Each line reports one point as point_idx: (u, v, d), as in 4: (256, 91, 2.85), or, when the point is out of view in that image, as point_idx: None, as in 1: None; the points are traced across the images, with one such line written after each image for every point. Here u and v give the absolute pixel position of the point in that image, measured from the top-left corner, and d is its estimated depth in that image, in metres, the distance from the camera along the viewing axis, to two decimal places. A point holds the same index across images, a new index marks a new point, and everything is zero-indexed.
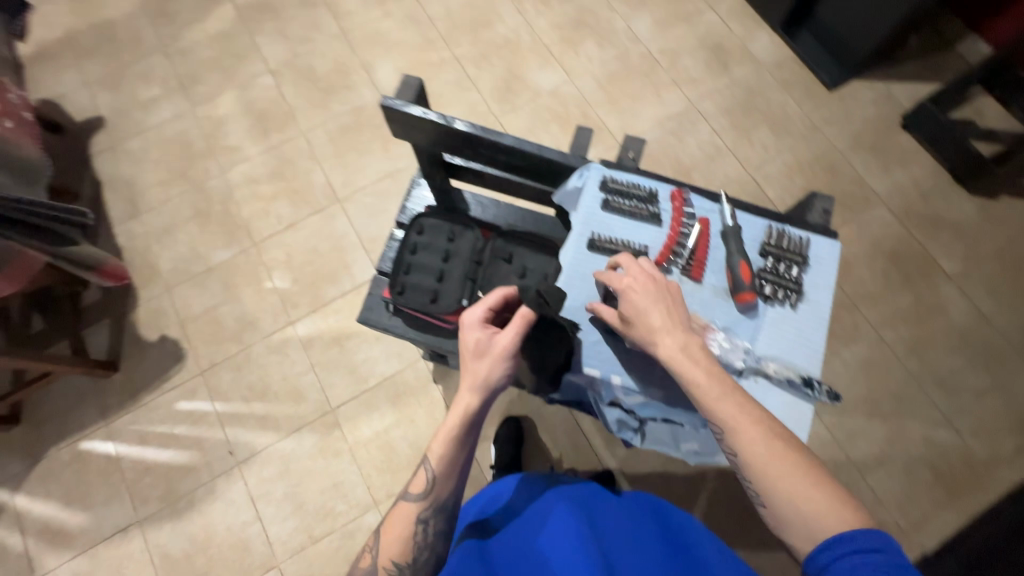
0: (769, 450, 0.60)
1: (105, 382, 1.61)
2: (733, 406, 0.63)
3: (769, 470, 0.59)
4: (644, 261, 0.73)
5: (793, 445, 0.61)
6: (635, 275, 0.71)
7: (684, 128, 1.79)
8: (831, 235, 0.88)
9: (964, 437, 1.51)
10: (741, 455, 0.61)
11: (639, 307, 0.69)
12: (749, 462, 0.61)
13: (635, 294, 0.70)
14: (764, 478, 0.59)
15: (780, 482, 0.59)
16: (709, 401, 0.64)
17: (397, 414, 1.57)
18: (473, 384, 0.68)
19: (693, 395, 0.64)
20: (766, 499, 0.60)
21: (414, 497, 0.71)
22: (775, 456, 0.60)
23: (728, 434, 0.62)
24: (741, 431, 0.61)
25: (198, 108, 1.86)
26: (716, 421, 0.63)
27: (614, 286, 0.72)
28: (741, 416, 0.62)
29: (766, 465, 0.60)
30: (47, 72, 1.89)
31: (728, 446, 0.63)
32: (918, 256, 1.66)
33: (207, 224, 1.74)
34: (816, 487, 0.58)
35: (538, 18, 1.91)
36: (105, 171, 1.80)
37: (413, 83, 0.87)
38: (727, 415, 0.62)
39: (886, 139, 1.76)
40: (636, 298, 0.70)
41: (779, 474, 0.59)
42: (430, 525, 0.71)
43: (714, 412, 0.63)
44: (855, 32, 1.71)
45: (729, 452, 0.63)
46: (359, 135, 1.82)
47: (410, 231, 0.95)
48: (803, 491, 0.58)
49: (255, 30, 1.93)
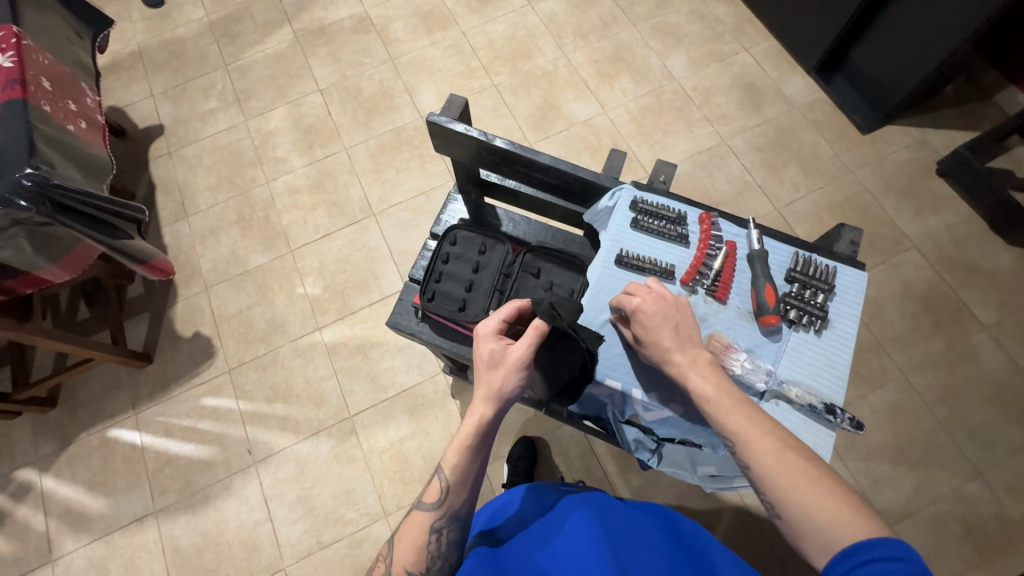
0: (779, 460, 0.60)
1: (139, 373, 1.67)
2: (742, 416, 0.63)
3: (780, 479, 0.59)
4: (654, 282, 0.75)
5: (806, 456, 0.61)
6: (645, 296, 0.72)
7: (714, 163, 1.81)
8: (859, 266, 0.87)
9: (998, 494, 1.44)
10: (753, 466, 0.61)
11: (648, 329, 0.71)
12: (760, 472, 0.61)
13: (644, 315, 0.72)
14: (776, 487, 0.59)
15: (792, 490, 0.58)
16: (719, 411, 0.65)
17: (413, 425, 1.58)
18: (487, 394, 0.68)
19: (704, 409, 0.66)
20: (780, 510, 0.59)
21: (428, 506, 0.71)
22: (786, 465, 0.59)
23: (739, 445, 0.63)
24: (752, 441, 0.62)
25: (250, 121, 1.98)
26: (726, 431, 0.64)
27: (625, 307, 0.73)
28: (750, 427, 0.62)
29: (777, 474, 0.59)
30: (119, 82, 2.05)
31: (741, 458, 0.63)
32: (951, 302, 1.62)
33: (248, 229, 1.83)
34: (828, 498, 0.57)
35: (576, 52, 1.99)
36: (161, 174, 1.92)
37: (457, 102, 0.92)
38: (737, 426, 0.63)
39: (919, 184, 1.75)
40: (645, 320, 0.72)
41: (791, 482, 0.58)
42: (444, 535, 0.71)
43: (724, 422, 0.64)
44: (890, 78, 1.73)
45: (742, 464, 0.63)
46: (398, 153, 1.90)
47: (444, 242, 1.00)
48: (816, 500, 0.57)
49: (309, 53, 2.07)
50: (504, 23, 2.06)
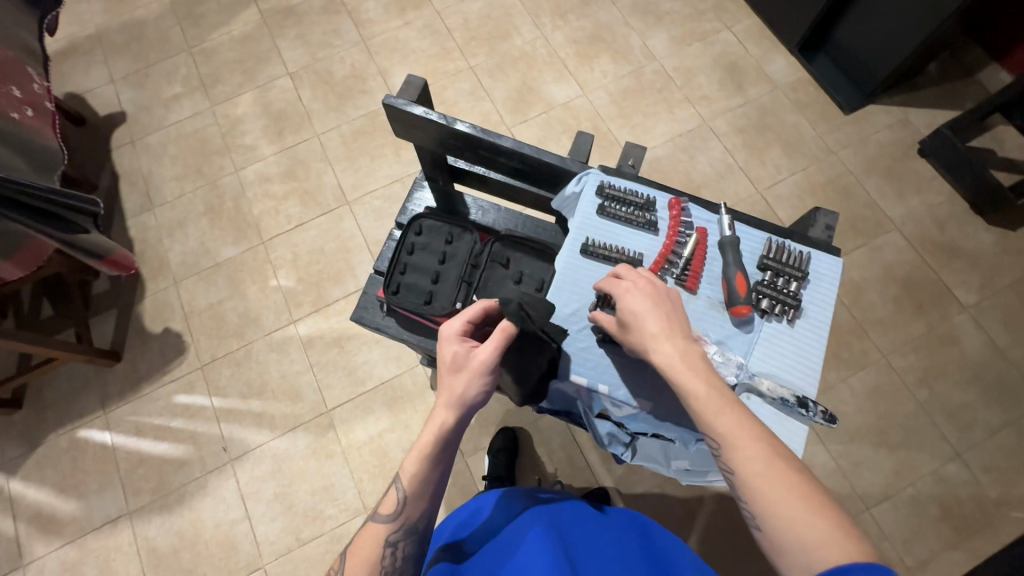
0: (766, 467, 0.57)
1: (107, 371, 1.62)
2: (732, 419, 0.60)
3: (764, 488, 0.56)
4: (644, 270, 0.73)
5: (796, 468, 0.58)
6: (635, 278, 0.71)
7: (696, 145, 1.78)
8: (833, 252, 0.85)
9: (975, 473, 1.45)
10: (737, 469, 0.59)
11: (635, 315, 0.68)
12: (744, 476, 0.58)
13: (628, 301, 0.70)
14: (757, 495, 0.57)
15: (776, 500, 0.55)
16: (707, 412, 0.62)
17: (392, 418, 1.55)
18: (449, 400, 0.65)
19: (691, 407, 0.62)
20: (757, 517, 0.57)
21: (383, 518, 0.67)
22: (772, 475, 0.57)
23: (725, 447, 0.60)
24: (739, 445, 0.59)
25: (217, 107, 1.90)
26: (712, 431, 0.61)
27: (613, 290, 0.71)
28: (740, 429, 0.60)
29: (761, 482, 0.57)
30: (77, 67, 1.95)
31: (725, 460, 0.60)
32: (932, 284, 1.61)
33: (218, 221, 1.77)
34: (816, 514, 0.54)
35: (555, 32, 1.93)
36: (124, 164, 1.84)
37: (416, 82, 0.87)
38: (724, 427, 0.60)
39: (901, 164, 1.74)
40: (631, 305, 0.69)
41: (775, 492, 0.56)
42: (399, 549, 0.67)
43: (710, 423, 0.61)
44: (873, 56, 1.70)
45: (725, 468, 0.60)
46: (372, 139, 1.84)
47: (408, 231, 0.96)
48: (800, 514, 0.54)
49: (277, 34, 1.98)
50: (480, 1, 1.98)
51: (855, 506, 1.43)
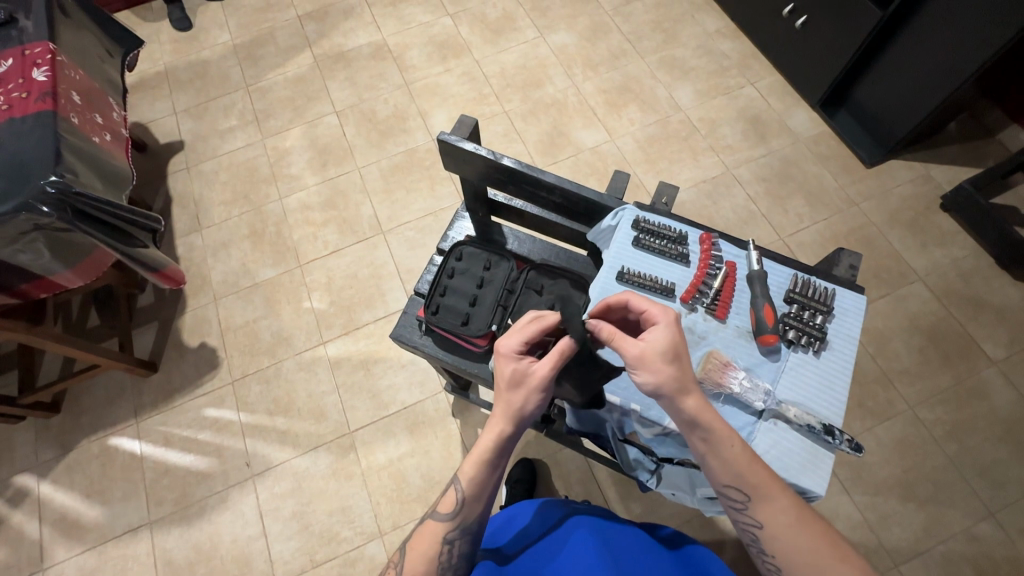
0: (793, 520, 0.66)
1: (143, 382, 1.68)
2: (762, 473, 0.67)
3: (793, 541, 0.65)
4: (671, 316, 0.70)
5: (816, 520, 0.67)
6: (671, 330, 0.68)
7: (719, 192, 1.84)
8: (857, 289, 0.88)
9: (1010, 535, 1.40)
10: (767, 524, 0.66)
11: (671, 349, 0.67)
12: (774, 530, 0.66)
13: (668, 331, 0.67)
14: (788, 548, 0.65)
15: (807, 552, 0.64)
16: (739, 466, 0.67)
17: (412, 443, 1.57)
18: (507, 412, 0.71)
19: (722, 459, 0.67)
20: (785, 566, 0.66)
21: (441, 516, 0.73)
22: (798, 526, 0.66)
23: (756, 501, 0.66)
24: (768, 498, 0.66)
25: (268, 140, 2.04)
26: (743, 485, 0.66)
27: (652, 340, 0.67)
28: (769, 483, 0.67)
29: (793, 535, 0.65)
30: (144, 100, 2.13)
31: (754, 513, 0.67)
32: (958, 337, 1.61)
33: (260, 244, 1.87)
34: (843, 561, 0.63)
35: (586, 82, 2.05)
36: (178, 188, 1.97)
37: (467, 122, 0.95)
38: (759, 482, 0.67)
39: (924, 218, 1.77)
40: (669, 336, 0.67)
41: (802, 544, 0.65)
42: (455, 546, 0.73)
43: (743, 478, 0.67)
44: (893, 115, 1.76)
45: (752, 521, 0.67)
46: (409, 173, 1.95)
47: (450, 257, 1.02)
48: (831, 565, 0.63)
49: (328, 76, 2.14)
50: (516, 53, 2.13)
51: (883, 561, 1.38)
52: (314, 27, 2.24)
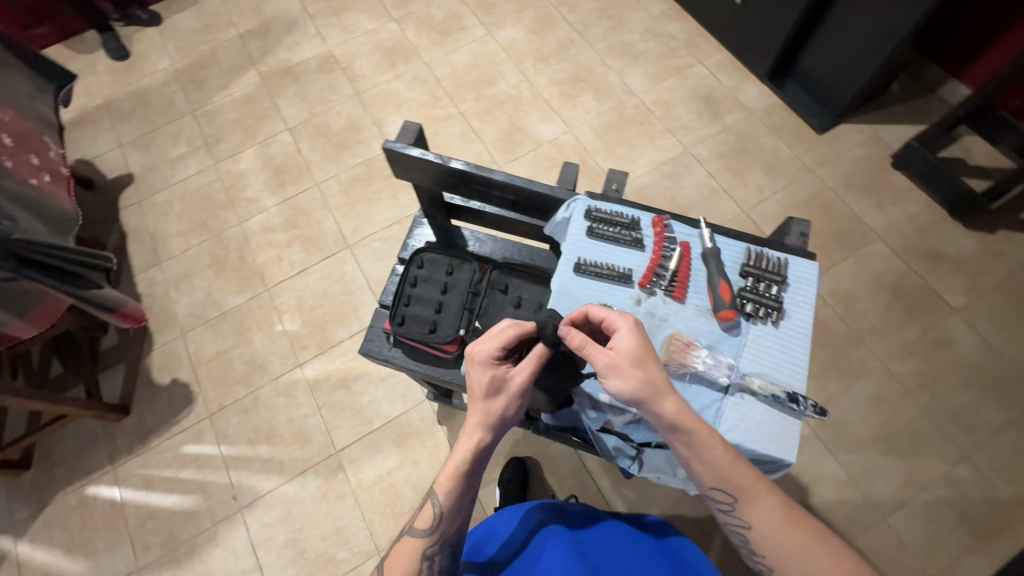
0: (780, 519, 0.67)
1: (116, 426, 1.63)
2: (746, 472, 0.68)
3: (783, 541, 0.66)
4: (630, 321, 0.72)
5: (805, 517, 0.67)
6: (634, 335, 0.70)
7: (679, 172, 1.86)
8: (809, 256, 0.90)
9: (986, 475, 1.45)
10: (755, 524, 0.67)
11: (638, 352, 0.70)
12: (763, 530, 0.67)
13: (634, 335, 0.70)
14: (778, 549, 0.66)
15: (797, 551, 0.65)
16: (723, 467, 0.68)
17: (401, 455, 1.56)
18: (485, 421, 0.70)
19: (706, 462, 0.67)
20: (777, 567, 0.66)
21: (419, 532, 0.72)
22: (786, 525, 0.66)
23: (742, 501, 0.67)
24: (754, 498, 0.67)
25: (221, 164, 1.99)
26: (728, 487, 0.67)
27: (621, 349, 0.70)
28: (753, 482, 0.67)
29: (781, 535, 0.66)
30: (86, 135, 2.05)
31: (742, 514, 0.67)
32: (920, 290, 1.66)
33: (223, 271, 1.82)
34: (834, 558, 0.63)
35: (538, 76, 2.05)
36: (132, 223, 1.91)
37: (412, 127, 0.94)
38: (743, 483, 0.67)
39: (877, 178, 1.81)
40: (634, 340, 0.70)
41: (791, 543, 0.65)
42: (435, 561, 0.73)
43: (728, 480, 0.67)
44: (837, 80, 1.81)
45: (741, 522, 0.68)
46: (369, 185, 1.92)
47: (411, 265, 1.01)
48: (822, 562, 0.63)
49: (277, 93, 2.10)
50: (465, 52, 2.12)
51: (869, 516, 1.42)
52: (257, 45, 2.19)
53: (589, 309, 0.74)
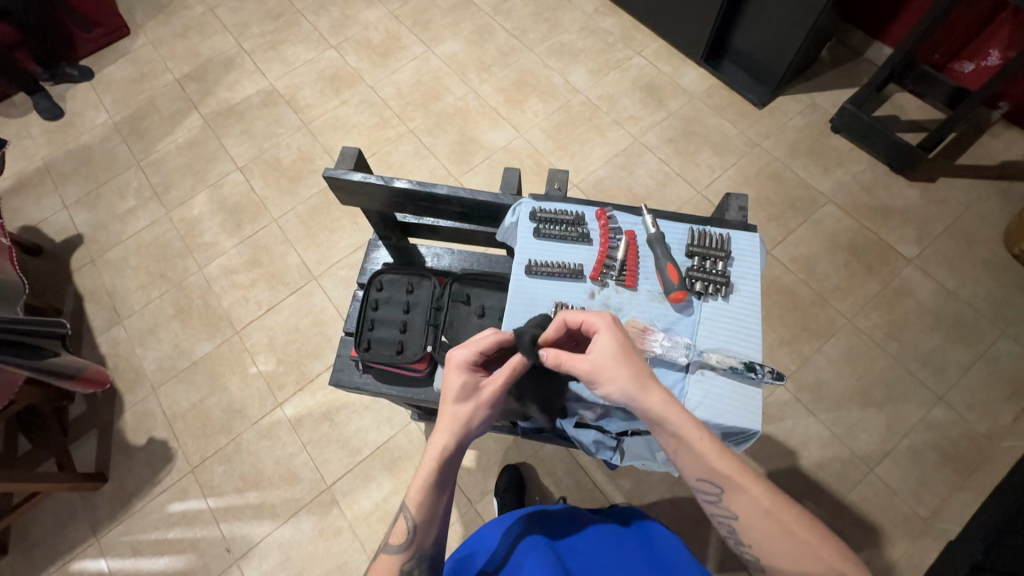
0: (768, 509, 0.67)
1: (94, 495, 1.57)
2: (733, 464, 0.68)
3: (769, 532, 0.66)
4: (608, 321, 0.72)
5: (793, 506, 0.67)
6: (613, 336, 0.71)
7: (633, 161, 1.89)
8: (750, 229, 0.92)
9: (961, 412, 1.50)
10: (742, 514, 0.67)
11: (619, 352, 0.70)
12: (750, 520, 0.67)
13: (610, 333, 0.71)
14: (764, 538, 0.66)
15: (784, 540, 0.65)
16: (709, 460, 0.68)
17: (395, 480, 1.54)
18: (452, 428, 0.70)
19: (695, 454, 0.68)
20: (763, 556, 0.66)
21: (395, 548, 0.71)
22: (775, 515, 0.66)
23: (728, 492, 0.68)
24: (742, 489, 0.67)
25: (173, 213, 1.95)
26: (715, 478, 0.68)
27: (602, 350, 0.70)
28: (741, 473, 0.67)
29: (769, 526, 0.66)
30: (27, 200, 1.98)
31: (728, 505, 0.68)
32: (875, 245, 1.72)
33: (189, 321, 1.78)
34: (822, 545, 0.64)
35: (482, 85, 2.06)
36: (88, 284, 1.85)
37: (350, 152, 0.95)
38: (730, 473, 0.67)
39: (820, 143, 1.87)
40: (613, 340, 0.71)
41: (777, 534, 0.65)
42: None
43: (715, 471, 0.68)
44: (769, 55, 1.87)
45: (728, 512, 0.68)
46: (329, 214, 1.91)
47: (370, 289, 1.02)
48: (811, 548, 0.64)
49: (222, 134, 2.07)
50: (408, 71, 2.12)
51: (859, 469, 1.46)
52: (196, 87, 2.16)
53: (564, 316, 0.75)
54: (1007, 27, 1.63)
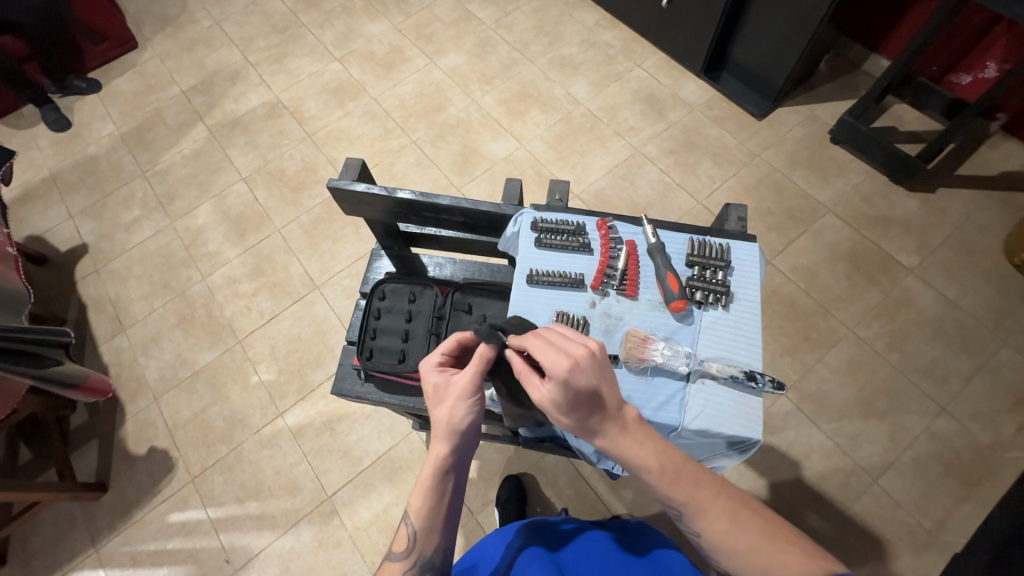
0: (729, 527, 0.65)
1: (95, 505, 1.56)
2: (686, 489, 0.66)
3: (730, 548, 0.64)
4: (563, 370, 0.63)
5: (755, 517, 0.65)
6: (564, 389, 0.65)
7: (633, 172, 1.91)
8: (750, 238, 0.93)
9: (964, 422, 1.50)
10: (705, 533, 0.66)
11: (567, 403, 0.66)
12: (714, 541, 0.65)
13: (560, 388, 0.64)
14: (730, 556, 0.64)
15: (747, 554, 0.63)
16: (664, 489, 0.66)
17: (395, 491, 1.53)
18: (441, 432, 0.71)
19: (649, 481, 0.67)
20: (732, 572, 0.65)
21: (398, 555, 0.72)
22: (736, 532, 0.64)
23: (689, 512, 0.67)
24: (700, 510, 0.66)
25: (177, 222, 1.96)
26: (672, 504, 0.67)
27: (547, 398, 0.66)
28: (695, 497, 0.66)
29: (731, 543, 0.64)
30: (33, 210, 2.00)
31: (691, 524, 0.67)
32: (876, 255, 1.72)
33: (192, 330, 1.79)
34: (785, 554, 0.61)
35: (484, 96, 2.09)
36: (91, 293, 1.86)
37: (354, 163, 0.96)
38: (686, 497, 0.66)
39: (819, 154, 1.89)
40: (565, 394, 0.65)
41: (741, 551, 0.63)
42: None
43: (671, 497, 0.67)
44: (768, 67, 1.89)
45: (693, 533, 0.67)
46: (332, 224, 1.92)
47: (373, 298, 1.03)
48: (774, 558, 0.62)
49: (227, 145, 2.09)
50: (411, 83, 2.15)
51: (862, 480, 1.45)
52: (202, 99, 2.18)
53: (527, 343, 0.68)
54: (1003, 39, 1.64)
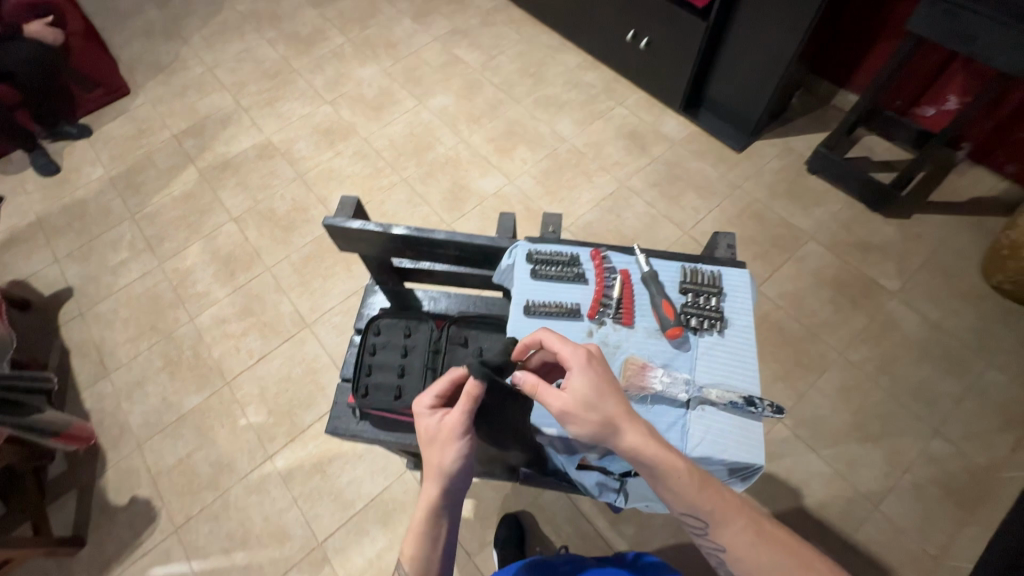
0: (755, 539, 0.66)
1: (70, 561, 1.48)
2: (716, 499, 0.67)
3: (755, 560, 0.65)
4: (582, 356, 0.70)
5: (777, 531, 0.67)
6: (590, 372, 0.69)
7: (620, 204, 1.95)
8: (739, 265, 0.95)
9: (957, 444, 1.50)
10: (730, 546, 0.66)
11: (591, 394, 0.68)
12: (738, 553, 0.66)
13: (582, 374, 0.69)
14: (754, 569, 0.65)
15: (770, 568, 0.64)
16: (692, 497, 0.67)
17: (389, 535, 1.48)
18: (430, 474, 0.70)
19: (676, 486, 0.66)
20: None
21: None
22: (762, 545, 0.66)
23: (714, 525, 0.67)
24: (727, 521, 0.67)
25: (166, 263, 1.95)
26: (700, 514, 0.67)
27: (575, 388, 0.69)
28: (724, 507, 0.67)
29: (755, 555, 0.65)
30: (18, 255, 1.98)
31: (716, 537, 0.67)
32: (858, 280, 1.76)
33: (178, 372, 1.75)
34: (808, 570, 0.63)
35: (472, 135, 2.15)
36: (75, 337, 1.82)
37: (350, 200, 0.98)
38: (714, 507, 0.67)
39: (798, 184, 1.96)
40: (588, 380, 0.69)
41: (766, 563, 0.64)
42: None
43: (699, 507, 0.67)
44: (744, 104, 1.98)
45: (716, 545, 0.68)
46: (322, 262, 1.92)
47: (368, 334, 1.03)
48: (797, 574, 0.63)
49: (218, 186, 2.10)
50: (401, 123, 2.21)
51: (863, 507, 1.44)
52: (193, 142, 2.21)
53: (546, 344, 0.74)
54: (960, 75, 1.76)
